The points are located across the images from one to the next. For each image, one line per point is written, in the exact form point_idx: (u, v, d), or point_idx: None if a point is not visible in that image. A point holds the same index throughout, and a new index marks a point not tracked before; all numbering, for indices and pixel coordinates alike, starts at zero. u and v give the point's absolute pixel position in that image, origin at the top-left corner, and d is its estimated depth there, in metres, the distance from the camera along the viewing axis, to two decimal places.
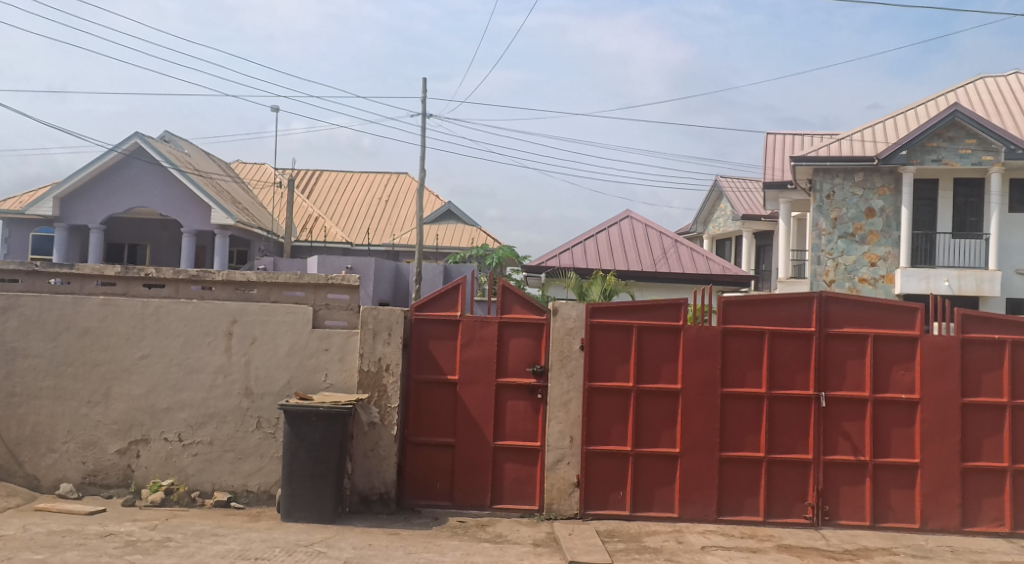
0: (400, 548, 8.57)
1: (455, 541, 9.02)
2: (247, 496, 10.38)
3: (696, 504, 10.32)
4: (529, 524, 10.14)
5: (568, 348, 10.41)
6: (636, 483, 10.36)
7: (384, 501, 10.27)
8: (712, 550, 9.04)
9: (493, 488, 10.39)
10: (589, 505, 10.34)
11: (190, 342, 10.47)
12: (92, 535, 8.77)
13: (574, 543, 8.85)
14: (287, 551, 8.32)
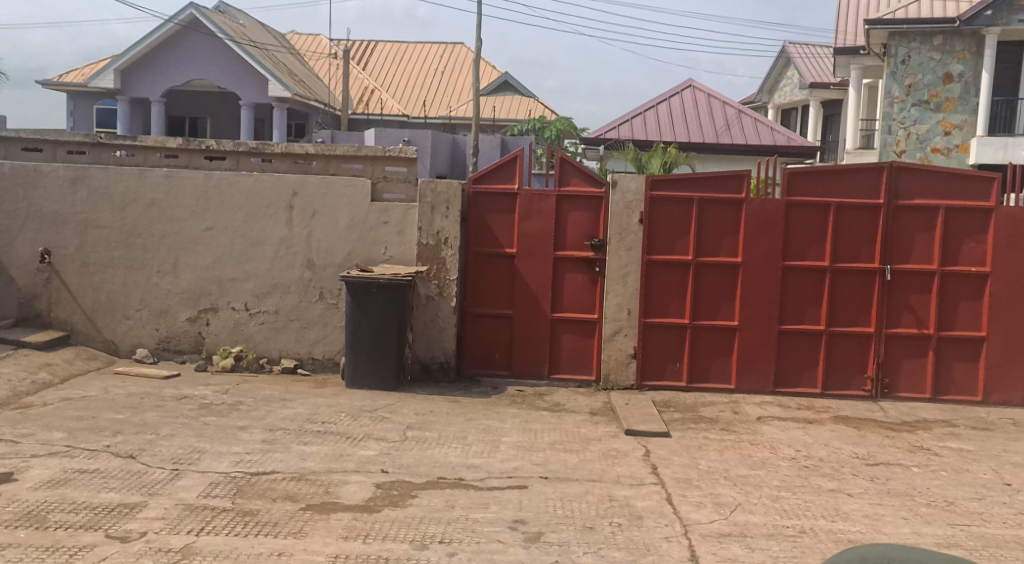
0: (460, 415, 8.80)
1: (513, 409, 9.21)
2: (313, 363, 10.71)
3: (754, 376, 10.40)
4: (587, 394, 10.33)
5: (627, 222, 10.37)
6: (694, 356, 10.44)
7: (444, 370, 10.52)
8: (769, 420, 9.11)
9: (551, 358, 10.57)
10: (646, 376, 10.49)
11: (252, 214, 10.63)
12: (168, 398, 9.13)
13: (631, 412, 8.98)
14: (352, 415, 8.59)
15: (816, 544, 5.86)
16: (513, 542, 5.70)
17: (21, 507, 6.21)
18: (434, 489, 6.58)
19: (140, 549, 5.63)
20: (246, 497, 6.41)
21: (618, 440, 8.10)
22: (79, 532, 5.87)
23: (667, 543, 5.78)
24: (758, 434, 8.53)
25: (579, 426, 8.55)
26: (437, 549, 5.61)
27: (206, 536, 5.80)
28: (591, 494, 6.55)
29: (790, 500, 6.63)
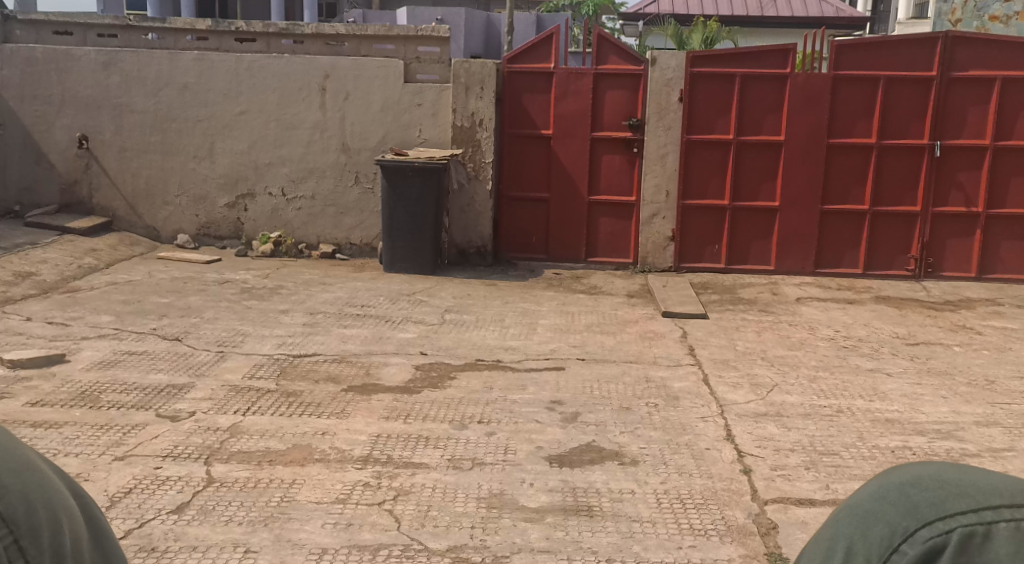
0: (497, 299, 8.85)
1: (550, 292, 9.25)
2: (351, 248, 10.79)
3: (794, 257, 10.35)
4: (624, 276, 10.34)
5: (666, 101, 10.16)
6: (733, 237, 10.39)
7: (481, 254, 10.58)
8: (808, 302, 9.07)
9: (588, 241, 10.58)
10: (684, 259, 10.49)
11: (285, 98, 10.54)
12: (210, 282, 9.26)
13: (668, 295, 8.98)
14: (391, 299, 8.67)
15: (853, 423, 5.89)
16: (551, 422, 5.78)
17: (74, 387, 6.39)
18: (472, 371, 6.67)
19: (189, 428, 5.79)
20: (289, 379, 6.54)
21: (655, 322, 8.11)
22: (131, 411, 6.03)
23: (704, 423, 5.83)
24: (796, 315, 8.52)
25: (616, 309, 8.58)
26: (476, 429, 5.70)
27: (252, 416, 5.94)
28: (628, 376, 6.60)
29: (828, 380, 6.65)
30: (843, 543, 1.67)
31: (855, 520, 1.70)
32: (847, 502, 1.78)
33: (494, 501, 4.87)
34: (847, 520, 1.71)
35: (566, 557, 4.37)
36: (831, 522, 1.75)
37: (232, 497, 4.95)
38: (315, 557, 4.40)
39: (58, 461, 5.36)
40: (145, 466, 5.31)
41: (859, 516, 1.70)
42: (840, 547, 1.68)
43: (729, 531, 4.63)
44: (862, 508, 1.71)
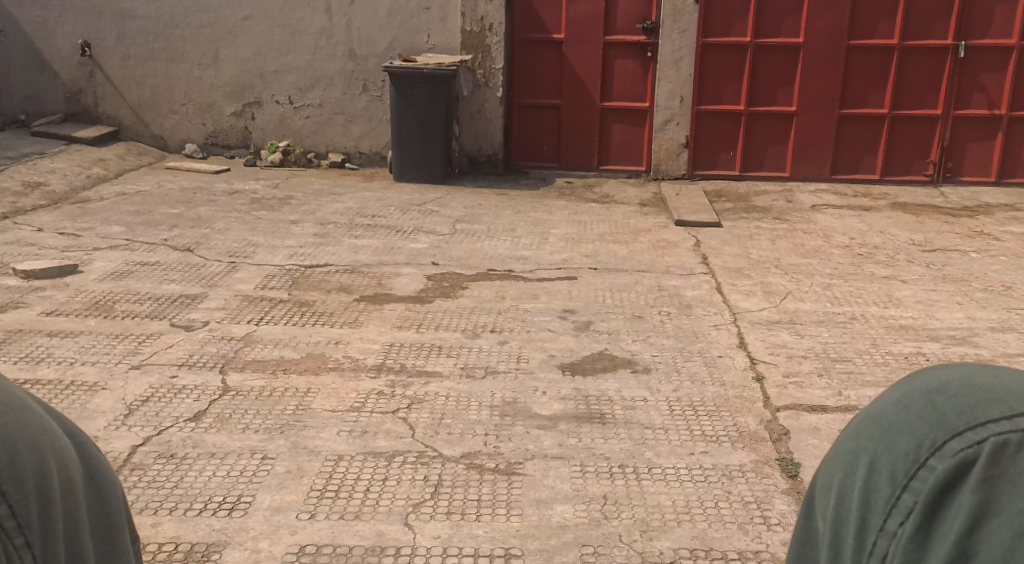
0: (509, 208, 8.78)
1: (562, 201, 9.18)
2: (360, 158, 10.72)
3: (810, 164, 10.25)
4: (636, 184, 10.25)
5: (681, 3, 9.88)
6: (748, 143, 10.27)
7: (492, 163, 10.49)
8: (823, 208, 8.98)
9: (601, 148, 10.46)
10: (697, 166, 10.39)
11: (290, 3, 10.31)
12: (220, 192, 9.21)
13: (681, 203, 8.90)
14: (401, 209, 8.61)
15: (867, 330, 5.88)
16: (564, 331, 5.79)
17: (89, 297, 6.42)
18: (485, 281, 6.65)
19: (204, 338, 5.82)
20: (302, 289, 6.54)
21: (669, 231, 8.05)
22: (145, 321, 6.07)
23: (717, 331, 5.82)
24: (811, 222, 8.44)
25: (628, 217, 8.51)
26: (489, 338, 5.70)
27: (266, 326, 5.97)
28: (640, 285, 6.57)
29: (842, 288, 6.62)
30: (866, 454, 1.42)
31: (877, 430, 1.44)
32: (866, 405, 1.53)
33: (508, 409, 4.90)
34: (869, 430, 1.46)
35: (579, 464, 4.41)
36: (847, 431, 1.50)
37: (249, 405, 5.00)
38: (331, 464, 4.45)
39: (74, 369, 5.41)
40: (161, 374, 5.37)
41: (883, 428, 1.44)
42: (862, 460, 1.43)
43: (741, 437, 4.66)
44: (882, 415, 1.46)
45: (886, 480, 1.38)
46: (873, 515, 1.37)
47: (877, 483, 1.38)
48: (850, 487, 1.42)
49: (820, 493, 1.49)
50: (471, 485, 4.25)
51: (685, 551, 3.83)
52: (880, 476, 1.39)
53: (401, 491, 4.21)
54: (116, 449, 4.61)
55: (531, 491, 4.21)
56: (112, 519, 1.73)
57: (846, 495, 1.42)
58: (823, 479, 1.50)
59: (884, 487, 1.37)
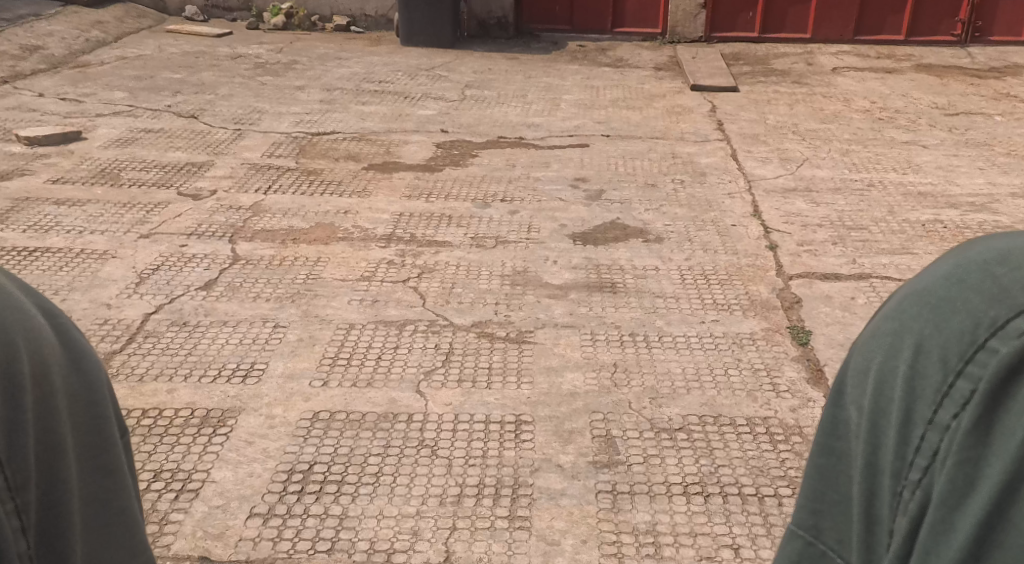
0: (520, 74, 8.55)
1: (575, 66, 8.93)
2: (366, 22, 10.41)
3: (833, 26, 9.92)
4: (651, 47, 9.95)
5: None
6: (769, 4, 9.93)
7: (502, 27, 10.17)
8: (843, 72, 8.72)
9: (615, 11, 10.13)
10: (715, 29, 10.08)
11: None
12: (223, 57, 8.99)
13: (697, 67, 8.64)
14: (409, 75, 8.39)
15: (884, 197, 5.78)
16: (575, 200, 5.70)
17: (94, 166, 6.34)
18: (495, 149, 6.52)
19: (212, 207, 5.76)
20: (309, 157, 6.44)
21: (683, 96, 7.84)
22: (152, 189, 6.01)
23: (731, 200, 5.73)
24: (831, 87, 8.20)
25: (643, 83, 8.28)
26: (500, 207, 5.63)
27: (274, 195, 5.90)
28: (654, 152, 6.44)
29: (860, 154, 6.48)
30: (912, 335, 1.28)
31: (924, 307, 1.29)
32: (915, 277, 1.38)
33: (519, 278, 4.87)
34: (913, 307, 1.31)
35: (590, 332, 4.41)
36: (887, 309, 1.36)
37: (259, 275, 4.98)
38: (342, 332, 4.46)
39: (83, 239, 5.38)
40: (171, 244, 5.34)
41: (932, 304, 1.29)
42: (909, 341, 1.28)
43: (752, 306, 4.63)
44: (930, 290, 1.31)
45: (935, 362, 1.23)
46: (921, 405, 1.23)
47: (925, 366, 1.24)
48: (892, 373, 1.29)
49: (854, 380, 1.37)
50: (482, 353, 4.26)
51: (694, 418, 3.85)
52: (930, 360, 1.24)
53: (413, 358, 4.23)
54: (130, 318, 4.63)
55: (541, 359, 4.21)
56: (102, 406, 1.58)
57: (887, 381, 1.29)
58: (856, 364, 1.37)
59: (934, 373, 1.23)
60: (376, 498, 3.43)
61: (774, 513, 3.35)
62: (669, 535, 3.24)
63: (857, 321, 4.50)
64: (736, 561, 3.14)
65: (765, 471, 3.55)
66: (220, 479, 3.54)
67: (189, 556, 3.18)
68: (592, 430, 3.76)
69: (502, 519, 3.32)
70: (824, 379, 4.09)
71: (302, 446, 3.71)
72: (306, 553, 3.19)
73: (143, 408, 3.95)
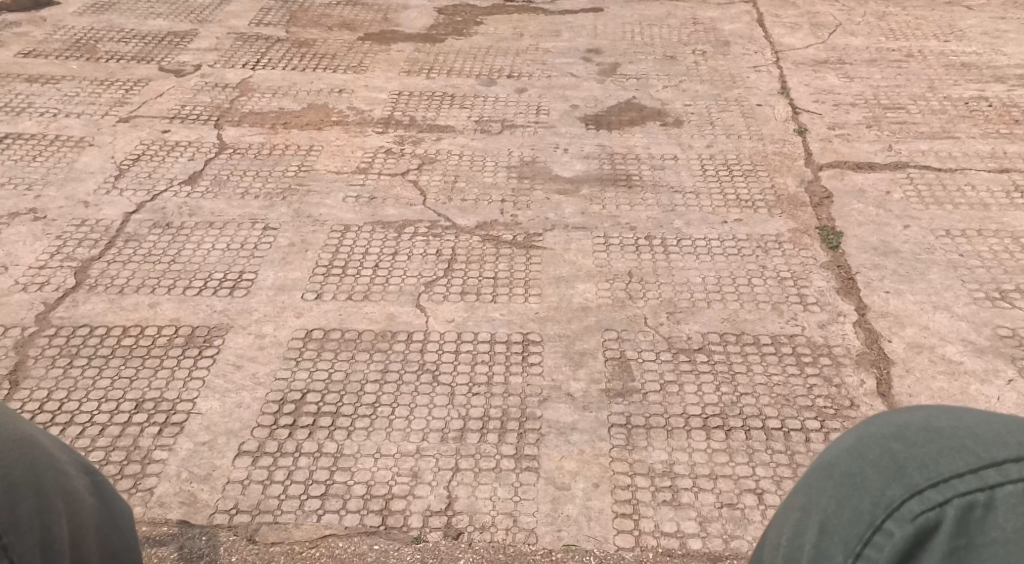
0: None
1: None
2: None
3: None
4: None
5: None
6: None
7: None
8: None
9: None
10: None
11: None
12: None
13: None
14: None
15: (924, 70, 5.30)
16: (587, 77, 5.25)
17: (68, 36, 5.88)
18: (501, 14, 6.00)
19: (196, 85, 5.35)
20: (300, 26, 5.95)
21: None
22: (131, 63, 5.58)
23: (757, 74, 5.26)
24: None
25: None
26: (506, 85, 5.20)
27: (263, 71, 5.47)
28: (674, 18, 5.92)
29: (898, 19, 5.93)
30: (817, 514, 1.40)
31: (830, 484, 1.42)
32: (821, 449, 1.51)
33: (526, 170, 4.51)
34: (820, 482, 1.43)
35: (603, 235, 4.08)
36: (800, 485, 1.48)
37: (247, 167, 4.63)
38: (337, 236, 4.14)
39: (57, 124, 5.01)
40: (151, 129, 4.95)
41: (835, 479, 1.41)
42: (813, 520, 1.41)
43: (778, 203, 4.26)
44: (833, 469, 1.43)
45: (837, 545, 1.36)
46: None
47: (827, 548, 1.37)
48: (798, 551, 1.40)
49: (769, 553, 1.48)
50: (486, 261, 3.95)
51: (715, 336, 3.57)
52: (833, 542, 1.37)
53: (413, 267, 3.93)
54: (109, 218, 4.33)
55: (550, 268, 3.90)
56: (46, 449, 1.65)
57: (793, 558, 1.41)
58: (776, 535, 1.48)
59: (835, 556, 1.36)
60: (373, 433, 3.23)
61: (800, 452, 3.11)
62: (687, 478, 3.04)
63: (893, 222, 4.14)
64: (759, 508, 2.94)
65: (790, 400, 3.30)
66: (206, 411, 3.34)
67: (168, 520, 2.96)
68: (604, 352, 3.50)
69: (508, 460, 3.12)
70: (856, 290, 3.76)
71: (294, 372, 3.48)
72: (299, 500, 3.01)
73: (125, 326, 3.71)
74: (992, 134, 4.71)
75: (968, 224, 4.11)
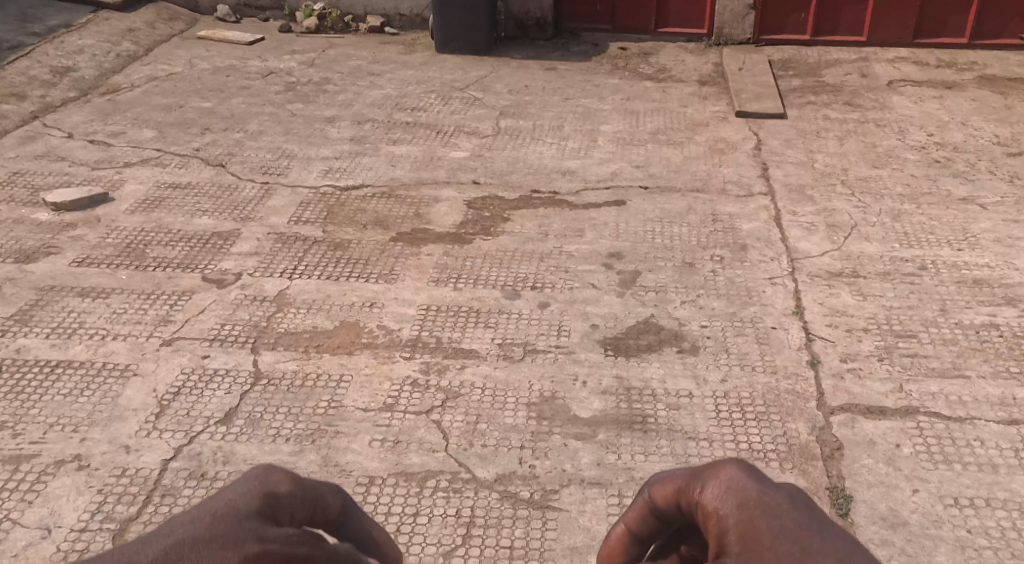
0: (557, 93, 7.95)
1: (615, 77, 8.26)
2: (401, 21, 9.51)
3: (892, 27, 8.66)
4: (695, 52, 8.80)
5: None
6: (823, 4, 8.68)
7: (541, 27, 9.04)
8: (898, 87, 7.84)
9: (658, 10, 8.98)
10: (764, 31, 8.87)
11: None
12: (254, 75, 8.56)
13: (743, 83, 7.89)
14: (442, 98, 7.97)
15: (938, 288, 5.25)
16: (607, 288, 5.33)
17: (120, 238, 6.14)
18: (527, 209, 6.16)
19: (236, 299, 5.54)
20: (337, 223, 6.22)
21: (726, 126, 7.19)
22: (177, 273, 5.79)
23: (773, 288, 5.27)
24: (886, 111, 7.38)
25: (684, 106, 7.60)
26: (530, 298, 5.31)
27: (300, 280, 5.68)
28: (693, 213, 5.99)
29: (914, 218, 5.88)
30: None
31: None
32: None
33: (545, 408, 4.59)
34: None
35: (618, 495, 4.15)
36: None
37: (279, 402, 4.79)
38: (362, 490, 4.27)
39: (105, 347, 5.20)
40: (193, 355, 5.14)
41: None
42: None
43: (792, 454, 4.27)
44: None
45: None
46: None
47: None
48: None
49: None
50: (502, 523, 4.06)
51: None
52: None
53: (432, 533, 4.03)
54: (147, 466, 4.49)
55: (565, 535, 4.00)
56: None
57: None
58: None
59: None
60: None
61: None
62: None
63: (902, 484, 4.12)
64: None
65: None
66: None
67: None
68: None
69: None
70: None
71: None
72: None
73: None
74: (1005, 373, 4.65)
75: (977, 490, 4.10)
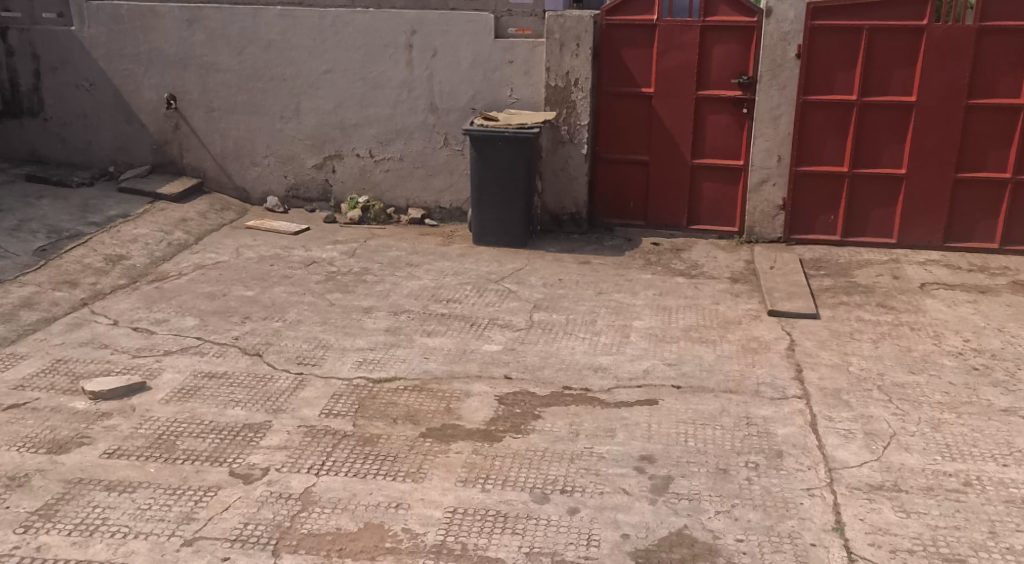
0: (590, 287, 7.99)
1: (648, 272, 8.31)
2: (440, 213, 9.69)
3: (921, 230, 8.68)
4: (727, 248, 8.85)
5: (782, 56, 8.49)
6: (853, 206, 8.76)
7: (575, 222, 9.21)
8: (932, 289, 7.79)
9: (690, 207, 9.10)
10: (794, 231, 8.92)
11: (370, 56, 9.31)
12: (296, 264, 8.72)
13: (775, 281, 7.88)
14: (477, 290, 8.03)
15: (984, 506, 5.01)
16: (639, 495, 5.15)
17: (152, 429, 6.09)
18: (558, 407, 6.07)
19: (261, 496, 5.41)
20: (366, 417, 6.14)
21: (758, 324, 7.14)
22: (204, 466, 5.70)
23: (810, 500, 5.06)
24: (920, 314, 7.30)
25: (716, 302, 7.59)
26: (559, 502, 5.14)
27: (326, 477, 5.56)
28: (726, 415, 5.86)
29: (954, 429, 5.69)
30: None
31: None
32: None
33: None
34: None
35: None
36: None
37: None
38: None
39: (125, 546, 5.07)
40: (213, 556, 4.98)
41: None
42: None
43: None
44: None
45: None
46: None
47: None
48: None
49: None
50: None
51: None
52: None
53: None
54: None
55: None
56: None
57: None
58: None
59: None
60: None
61: None
62: None
63: None
64: None
65: None
66: None
67: None
68: None
69: None
70: None
71: None
72: None
73: None
74: None
75: None
